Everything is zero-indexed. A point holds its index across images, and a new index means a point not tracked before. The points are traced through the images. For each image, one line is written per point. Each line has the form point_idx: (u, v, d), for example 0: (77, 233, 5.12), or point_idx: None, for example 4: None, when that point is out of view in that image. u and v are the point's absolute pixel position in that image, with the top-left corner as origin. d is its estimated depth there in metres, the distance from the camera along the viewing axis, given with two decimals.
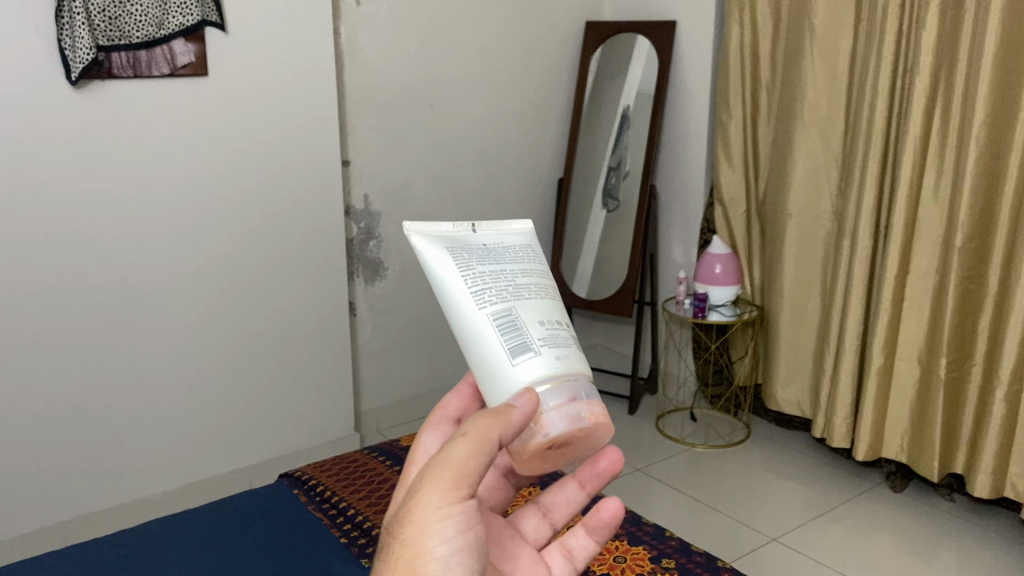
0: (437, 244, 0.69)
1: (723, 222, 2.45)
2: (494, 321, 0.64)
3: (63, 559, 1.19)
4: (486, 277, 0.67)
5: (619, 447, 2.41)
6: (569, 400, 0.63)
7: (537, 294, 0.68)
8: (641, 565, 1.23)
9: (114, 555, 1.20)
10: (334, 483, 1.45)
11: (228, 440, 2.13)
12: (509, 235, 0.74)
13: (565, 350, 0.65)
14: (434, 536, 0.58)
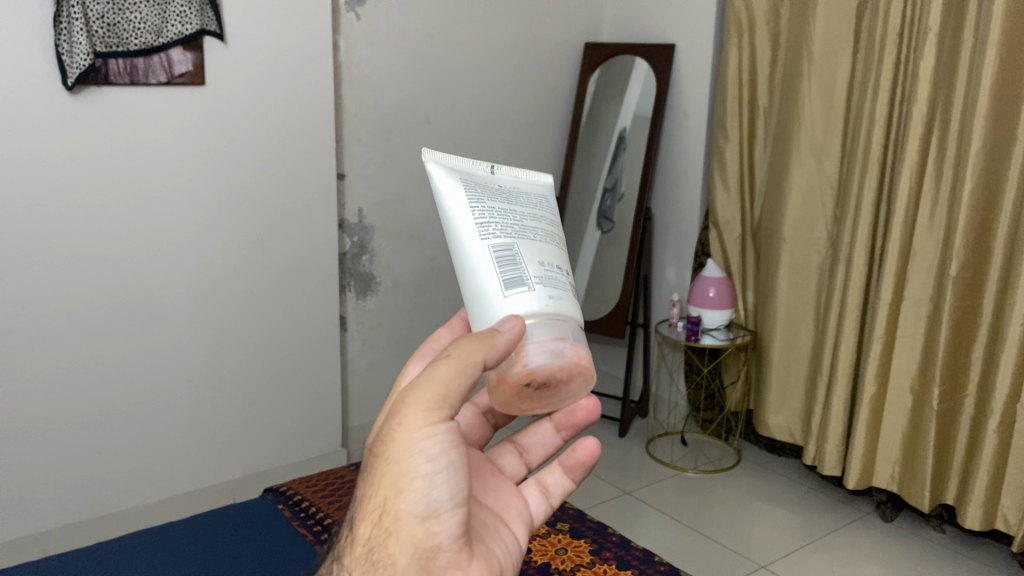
0: (453, 174, 0.73)
1: (717, 246, 2.45)
2: (494, 252, 0.67)
3: (37, 569, 1.16)
4: (494, 213, 0.71)
5: (608, 469, 2.39)
6: (555, 338, 0.66)
7: (542, 239, 0.71)
8: None
9: (91, 567, 1.17)
10: (321, 500, 1.43)
11: (212, 453, 2.10)
12: (527, 180, 0.77)
13: (559, 293, 0.68)
14: (418, 449, 0.60)
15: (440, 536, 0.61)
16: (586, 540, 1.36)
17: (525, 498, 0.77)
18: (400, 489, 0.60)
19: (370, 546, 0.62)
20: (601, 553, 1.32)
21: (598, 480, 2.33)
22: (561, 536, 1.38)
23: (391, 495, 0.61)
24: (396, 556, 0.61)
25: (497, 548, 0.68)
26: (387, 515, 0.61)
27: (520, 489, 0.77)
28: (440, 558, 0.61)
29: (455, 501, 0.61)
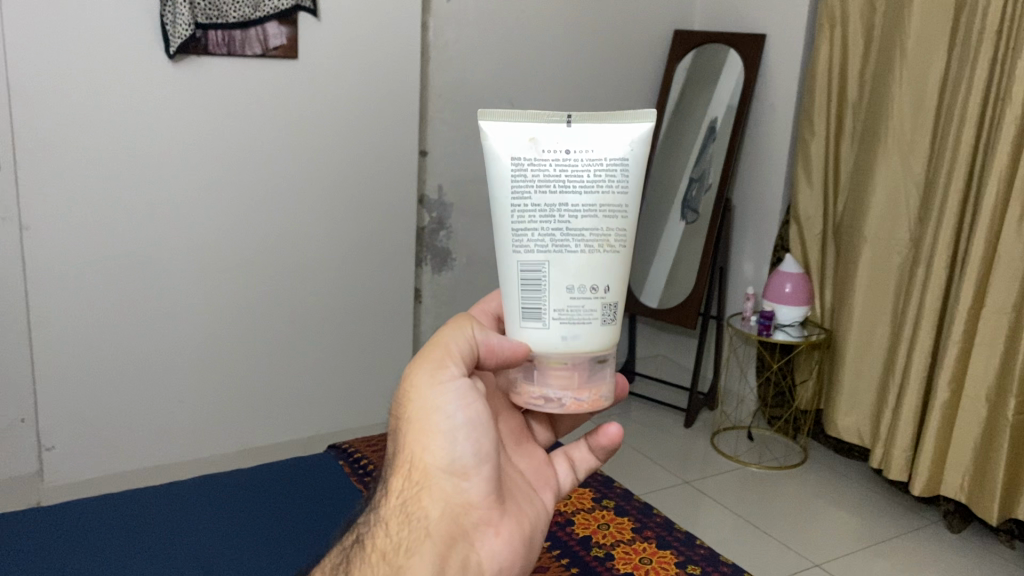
0: (514, 146, 0.67)
1: (797, 242, 2.41)
2: (522, 272, 0.67)
3: (99, 502, 1.26)
4: (537, 214, 0.66)
5: (670, 458, 2.41)
6: (562, 385, 0.67)
7: (585, 249, 0.66)
8: (665, 570, 1.26)
9: (160, 504, 1.26)
10: (376, 457, 1.50)
11: (286, 412, 2.21)
12: (606, 139, 0.67)
13: (578, 329, 0.67)
14: (443, 406, 0.68)
15: (468, 487, 0.69)
16: (629, 518, 1.39)
17: (554, 468, 0.82)
18: (429, 445, 0.68)
19: (401, 498, 0.69)
20: (643, 531, 1.36)
21: (657, 467, 2.34)
22: (605, 512, 1.41)
23: (421, 451, 0.68)
24: (431, 506, 0.67)
25: (527, 509, 0.74)
26: (419, 470, 0.68)
27: (550, 459, 0.82)
28: (470, 508, 0.69)
29: (479, 454, 0.69)
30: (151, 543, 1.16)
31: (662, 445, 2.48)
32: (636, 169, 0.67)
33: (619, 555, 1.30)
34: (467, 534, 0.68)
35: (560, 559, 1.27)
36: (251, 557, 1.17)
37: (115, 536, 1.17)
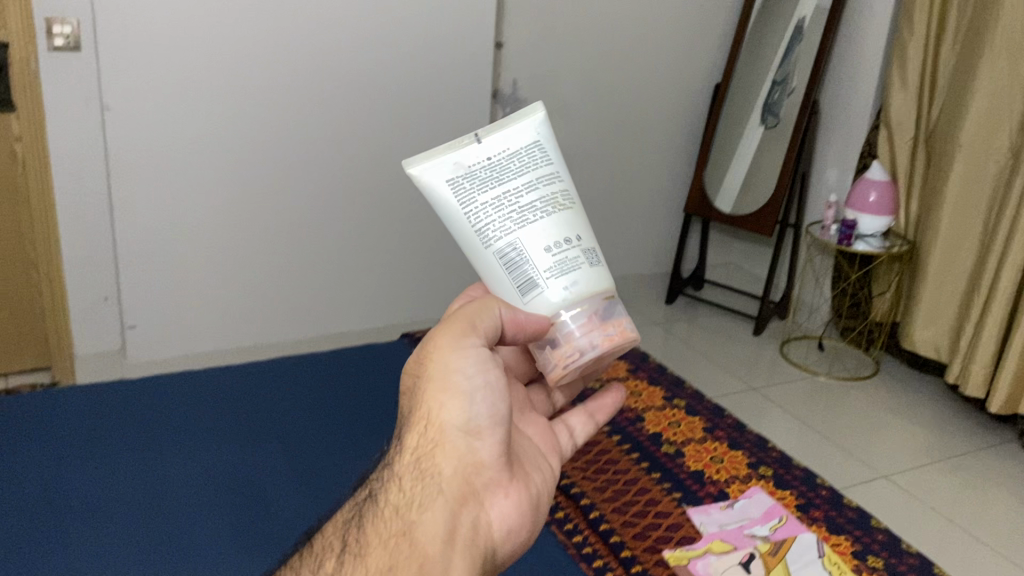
0: (440, 173, 0.64)
1: (886, 148, 2.31)
2: (504, 259, 0.63)
3: (196, 395, 1.37)
4: (493, 210, 0.63)
5: (738, 364, 2.39)
6: (584, 328, 0.64)
7: (544, 214, 0.64)
8: (737, 468, 1.26)
9: (251, 401, 1.37)
10: None
11: (357, 302, 2.25)
12: (514, 127, 0.65)
13: (576, 275, 0.64)
14: (461, 368, 0.66)
15: (482, 449, 0.66)
16: (701, 418, 1.39)
17: (563, 430, 0.78)
18: (445, 405, 0.65)
19: (416, 456, 0.66)
20: (715, 431, 1.35)
21: (724, 373, 2.33)
22: (676, 411, 1.40)
23: (437, 409, 0.65)
24: (444, 465, 0.64)
25: (537, 477, 0.71)
26: (434, 429, 0.65)
27: (558, 422, 0.79)
28: (482, 470, 0.66)
29: (496, 416, 0.66)
30: (234, 450, 1.25)
31: (730, 351, 2.46)
32: (548, 141, 0.67)
33: (691, 452, 1.30)
34: (477, 498, 0.65)
35: (631, 455, 1.28)
36: (332, 453, 1.27)
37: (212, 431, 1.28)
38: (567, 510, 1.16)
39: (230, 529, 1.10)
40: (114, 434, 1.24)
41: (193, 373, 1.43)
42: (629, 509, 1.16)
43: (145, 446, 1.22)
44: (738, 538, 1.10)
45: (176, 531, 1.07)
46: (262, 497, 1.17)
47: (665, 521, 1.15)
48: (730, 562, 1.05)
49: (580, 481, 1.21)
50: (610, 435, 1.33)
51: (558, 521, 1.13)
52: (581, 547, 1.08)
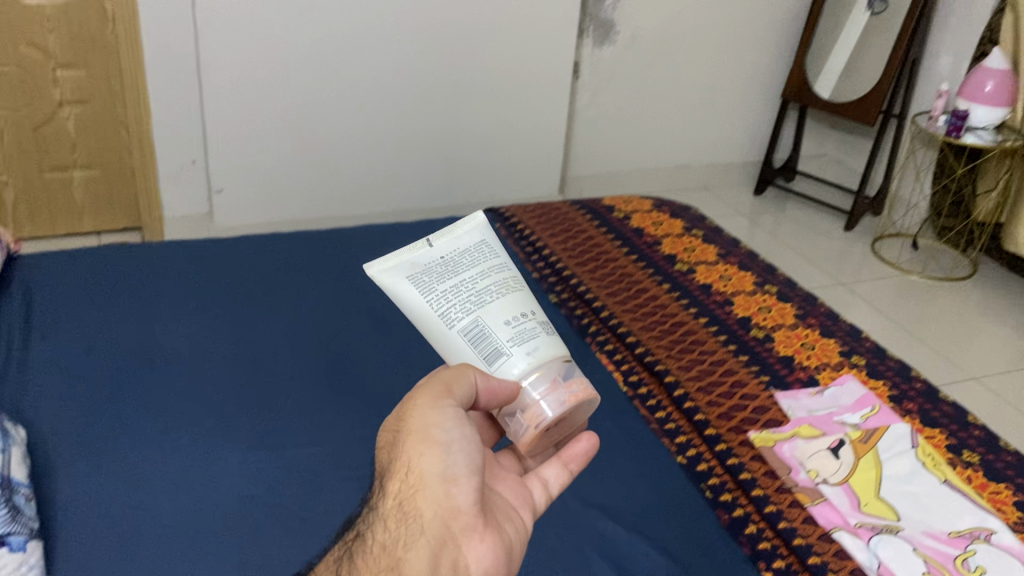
0: (398, 270, 0.64)
1: (1010, 33, 2.13)
2: (465, 334, 0.62)
3: (292, 256, 1.42)
4: (449, 294, 0.63)
5: (825, 257, 2.31)
6: (546, 390, 0.61)
7: (498, 294, 0.63)
8: (829, 356, 1.23)
9: (343, 262, 1.42)
10: (542, 231, 1.51)
11: (439, 175, 2.24)
12: (461, 232, 0.68)
13: (536, 343, 0.62)
14: (441, 421, 0.61)
15: (458, 495, 0.60)
16: (792, 306, 1.34)
17: (543, 478, 0.68)
18: (423, 454, 0.60)
19: (397, 501, 0.61)
20: (807, 317, 1.31)
21: (809, 265, 2.26)
22: (767, 297, 1.35)
23: (414, 458, 0.60)
24: (422, 509, 0.59)
25: (514, 532, 0.63)
26: (410, 477, 0.60)
27: (538, 473, 0.68)
28: (458, 516, 0.60)
29: (473, 466, 0.61)
30: (321, 309, 1.29)
31: (818, 245, 2.38)
32: (497, 244, 0.69)
33: (780, 337, 1.26)
34: (451, 544, 0.59)
35: (719, 337, 1.25)
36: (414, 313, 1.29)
37: (306, 287, 1.34)
38: (651, 388, 1.16)
39: (317, 380, 1.14)
40: (206, 295, 1.29)
41: (288, 236, 1.49)
42: (714, 389, 1.14)
43: (236, 306, 1.27)
44: (828, 425, 1.08)
45: (268, 380, 1.13)
46: (347, 354, 1.19)
47: (751, 403, 1.12)
48: (817, 447, 1.04)
49: (665, 358, 1.19)
50: (697, 316, 1.29)
51: (641, 398, 1.14)
52: (664, 426, 1.09)
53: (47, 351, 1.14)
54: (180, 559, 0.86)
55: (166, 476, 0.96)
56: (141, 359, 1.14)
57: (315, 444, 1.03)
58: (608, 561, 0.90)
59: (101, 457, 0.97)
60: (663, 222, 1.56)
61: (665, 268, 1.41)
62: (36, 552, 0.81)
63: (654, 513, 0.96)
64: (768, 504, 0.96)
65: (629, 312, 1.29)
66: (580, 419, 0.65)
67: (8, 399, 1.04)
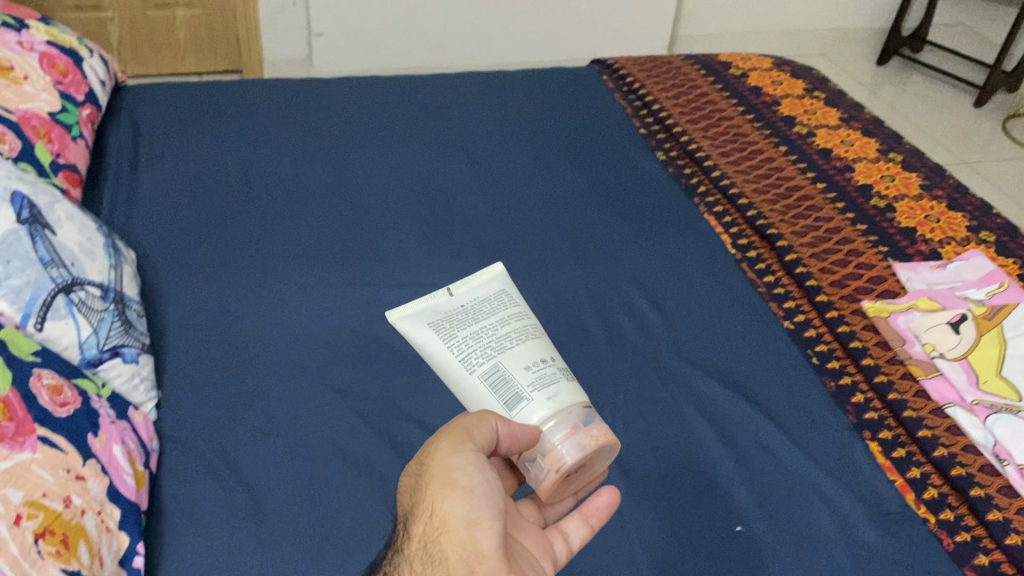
0: (421, 319, 0.65)
1: None
2: (486, 379, 0.60)
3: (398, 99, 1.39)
4: (469, 340, 0.62)
5: (949, 134, 2.16)
6: (566, 435, 0.57)
7: (517, 340, 0.62)
8: (954, 230, 1.14)
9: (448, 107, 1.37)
10: (652, 85, 1.43)
11: (543, 27, 2.15)
12: (482, 284, 0.68)
13: (556, 388, 0.59)
14: (462, 463, 0.54)
15: (483, 539, 0.53)
16: (918, 176, 1.25)
17: (563, 534, 0.61)
18: (445, 497, 0.53)
19: (422, 546, 0.54)
20: (934, 190, 1.22)
21: (932, 142, 2.12)
22: (891, 165, 1.26)
23: (436, 501, 0.54)
24: (447, 551, 0.52)
25: None
26: (433, 519, 0.53)
27: (557, 525, 0.62)
28: (483, 563, 0.52)
29: (497, 510, 0.54)
30: (421, 152, 1.26)
31: (943, 121, 2.22)
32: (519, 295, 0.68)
33: (902, 207, 1.18)
34: None
35: (836, 204, 1.17)
36: (514, 161, 1.26)
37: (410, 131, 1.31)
38: (761, 252, 1.11)
39: (417, 224, 1.12)
40: (308, 133, 1.28)
41: (391, 79, 1.45)
42: (829, 257, 1.08)
43: (337, 146, 1.26)
44: (949, 299, 1.01)
45: (366, 221, 1.12)
46: (447, 199, 1.17)
47: (867, 274, 1.06)
48: (935, 321, 0.97)
49: (778, 222, 1.13)
50: (814, 181, 1.21)
51: (749, 261, 1.09)
52: (772, 290, 1.05)
53: (154, 179, 1.15)
54: (282, 383, 0.88)
55: (267, 305, 0.97)
56: (245, 192, 1.14)
57: (415, 285, 1.02)
58: (705, 417, 0.88)
59: (206, 283, 0.99)
60: (782, 81, 1.46)
61: (783, 130, 1.33)
62: (147, 364, 0.83)
63: (756, 375, 0.93)
64: (878, 375, 0.92)
65: (741, 172, 1.22)
66: (599, 467, 0.61)
67: (118, 223, 1.06)
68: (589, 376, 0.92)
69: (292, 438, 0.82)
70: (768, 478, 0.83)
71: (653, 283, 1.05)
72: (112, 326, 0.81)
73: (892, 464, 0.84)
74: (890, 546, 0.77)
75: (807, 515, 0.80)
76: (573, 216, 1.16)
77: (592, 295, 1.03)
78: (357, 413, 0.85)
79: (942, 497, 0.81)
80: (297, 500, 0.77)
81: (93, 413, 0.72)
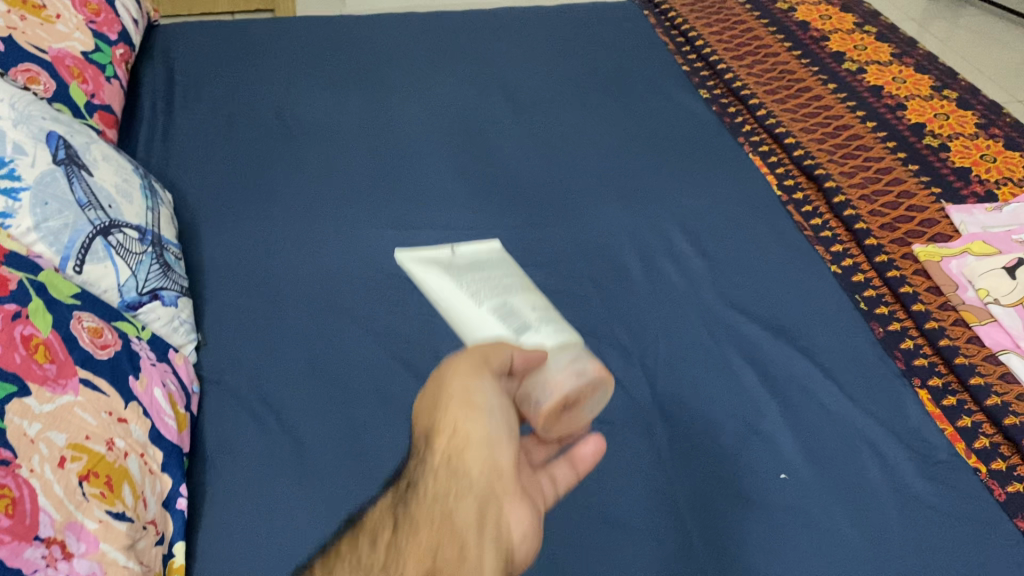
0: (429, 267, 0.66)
1: None
2: (491, 310, 0.59)
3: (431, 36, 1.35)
4: (479, 280, 0.63)
5: (1003, 71, 2.08)
6: (568, 362, 0.55)
7: (523, 285, 0.62)
8: (1011, 170, 1.10)
9: (482, 45, 1.34)
10: (695, 20, 1.38)
11: None
12: (488, 249, 0.69)
13: (562, 322, 0.58)
14: (480, 384, 0.51)
15: (503, 455, 0.50)
16: (974, 114, 1.19)
17: (550, 475, 0.56)
18: (465, 416, 0.50)
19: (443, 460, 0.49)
20: (990, 128, 1.17)
21: (985, 79, 2.04)
22: (945, 104, 1.21)
23: (457, 419, 0.50)
24: (471, 467, 0.49)
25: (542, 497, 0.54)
26: (453, 438, 0.50)
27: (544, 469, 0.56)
28: (503, 476, 0.50)
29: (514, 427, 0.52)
30: (458, 91, 1.23)
31: (997, 56, 2.13)
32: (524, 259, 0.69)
33: (957, 147, 1.14)
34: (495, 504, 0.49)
35: (887, 143, 1.13)
36: (554, 99, 1.22)
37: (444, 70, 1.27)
38: (807, 194, 1.07)
39: (455, 164, 1.10)
40: (343, 72, 1.26)
41: (426, 15, 1.41)
42: (880, 198, 1.05)
43: (372, 85, 1.23)
44: (1004, 244, 0.98)
45: (403, 161, 1.10)
46: (485, 138, 1.15)
47: (919, 216, 1.03)
48: (990, 265, 0.94)
49: (827, 163, 1.09)
50: (864, 120, 1.17)
51: (795, 203, 1.06)
52: (819, 233, 1.02)
53: (189, 119, 1.13)
54: (320, 325, 0.87)
55: (304, 247, 0.96)
56: (280, 132, 1.13)
57: (453, 227, 1.00)
58: (749, 361, 0.86)
59: (242, 225, 0.98)
60: (832, 15, 1.40)
61: (831, 66, 1.28)
62: (186, 307, 0.83)
63: (802, 320, 0.91)
64: (929, 320, 0.90)
65: (788, 111, 1.18)
66: (588, 411, 0.58)
67: (154, 164, 1.05)
68: (631, 320, 0.90)
69: (331, 381, 0.82)
70: (814, 425, 0.81)
71: (696, 226, 1.02)
72: (151, 269, 0.80)
73: (942, 413, 0.82)
74: (939, 495, 0.76)
75: (853, 462, 0.78)
76: (614, 156, 1.13)
77: (633, 237, 1.01)
78: (395, 356, 0.85)
79: (994, 447, 0.79)
80: (337, 443, 0.77)
81: (134, 356, 0.71)
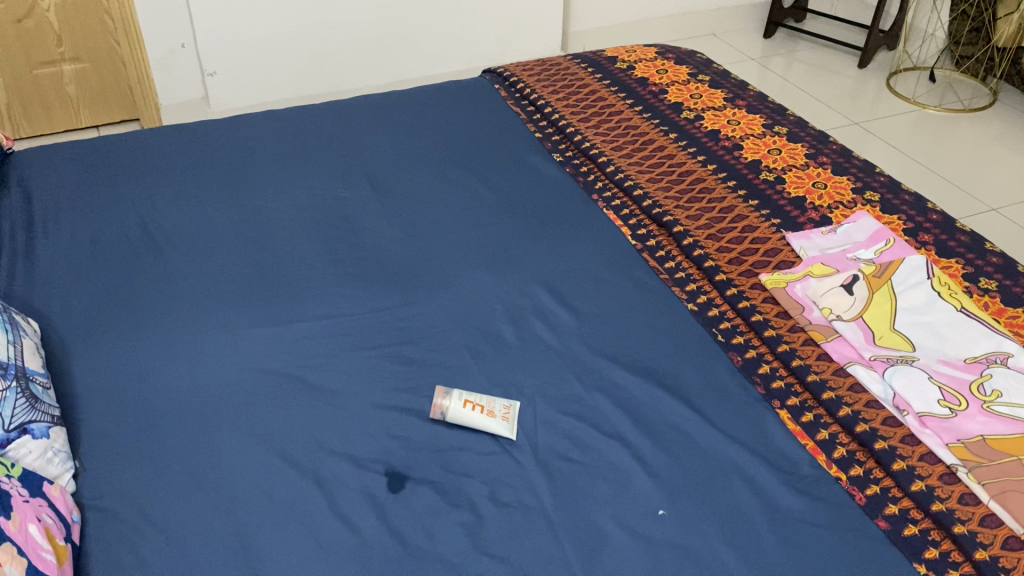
0: None
1: None
2: None
3: (288, 129, 1.39)
4: None
5: (839, 97, 2.24)
6: None
7: None
8: (841, 195, 1.19)
9: (340, 133, 1.37)
10: (542, 88, 1.46)
11: (435, 41, 2.17)
12: None
13: None
14: None
15: None
16: (803, 145, 1.29)
17: None
18: None
19: None
20: (818, 157, 1.27)
21: (823, 107, 2.19)
22: (777, 139, 1.31)
23: None
24: None
25: None
26: None
27: None
28: None
29: None
30: (318, 180, 1.26)
31: (831, 85, 2.30)
32: None
33: (791, 178, 1.23)
34: None
35: (728, 183, 1.21)
36: (416, 178, 1.27)
37: (305, 161, 1.30)
38: (660, 240, 1.14)
39: (324, 255, 1.12)
40: (204, 176, 1.27)
41: (283, 112, 1.44)
42: (726, 236, 1.12)
43: (236, 187, 1.25)
44: (841, 263, 1.06)
45: (269, 257, 1.12)
46: (352, 226, 1.17)
47: (762, 247, 1.10)
48: (830, 285, 1.01)
49: (674, 209, 1.17)
50: (705, 163, 1.25)
51: (650, 250, 1.12)
52: (674, 275, 1.08)
53: (50, 244, 1.13)
54: (201, 435, 0.87)
55: (177, 354, 0.97)
56: (146, 246, 1.13)
57: (327, 316, 1.02)
58: (621, 407, 0.91)
59: (115, 342, 0.98)
60: (668, 69, 1.50)
61: (671, 117, 1.36)
62: (60, 436, 0.83)
63: (668, 360, 0.96)
64: (780, 344, 0.96)
65: (635, 164, 1.26)
66: None
67: (17, 294, 1.04)
68: (508, 383, 0.94)
69: (217, 491, 0.82)
70: (688, 460, 0.85)
71: (561, 284, 1.07)
72: (17, 403, 0.79)
73: (802, 430, 0.88)
74: (807, 508, 0.81)
75: (725, 489, 0.83)
76: (477, 226, 1.17)
77: (504, 302, 1.05)
78: (279, 454, 0.86)
79: (851, 454, 0.85)
80: (227, 551, 0.77)
81: (5, 495, 0.71)
